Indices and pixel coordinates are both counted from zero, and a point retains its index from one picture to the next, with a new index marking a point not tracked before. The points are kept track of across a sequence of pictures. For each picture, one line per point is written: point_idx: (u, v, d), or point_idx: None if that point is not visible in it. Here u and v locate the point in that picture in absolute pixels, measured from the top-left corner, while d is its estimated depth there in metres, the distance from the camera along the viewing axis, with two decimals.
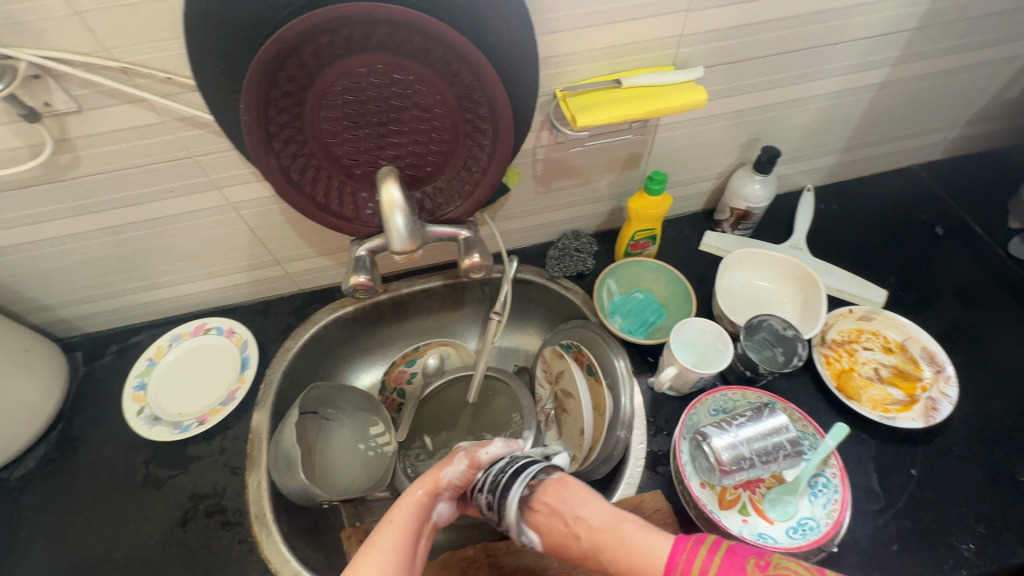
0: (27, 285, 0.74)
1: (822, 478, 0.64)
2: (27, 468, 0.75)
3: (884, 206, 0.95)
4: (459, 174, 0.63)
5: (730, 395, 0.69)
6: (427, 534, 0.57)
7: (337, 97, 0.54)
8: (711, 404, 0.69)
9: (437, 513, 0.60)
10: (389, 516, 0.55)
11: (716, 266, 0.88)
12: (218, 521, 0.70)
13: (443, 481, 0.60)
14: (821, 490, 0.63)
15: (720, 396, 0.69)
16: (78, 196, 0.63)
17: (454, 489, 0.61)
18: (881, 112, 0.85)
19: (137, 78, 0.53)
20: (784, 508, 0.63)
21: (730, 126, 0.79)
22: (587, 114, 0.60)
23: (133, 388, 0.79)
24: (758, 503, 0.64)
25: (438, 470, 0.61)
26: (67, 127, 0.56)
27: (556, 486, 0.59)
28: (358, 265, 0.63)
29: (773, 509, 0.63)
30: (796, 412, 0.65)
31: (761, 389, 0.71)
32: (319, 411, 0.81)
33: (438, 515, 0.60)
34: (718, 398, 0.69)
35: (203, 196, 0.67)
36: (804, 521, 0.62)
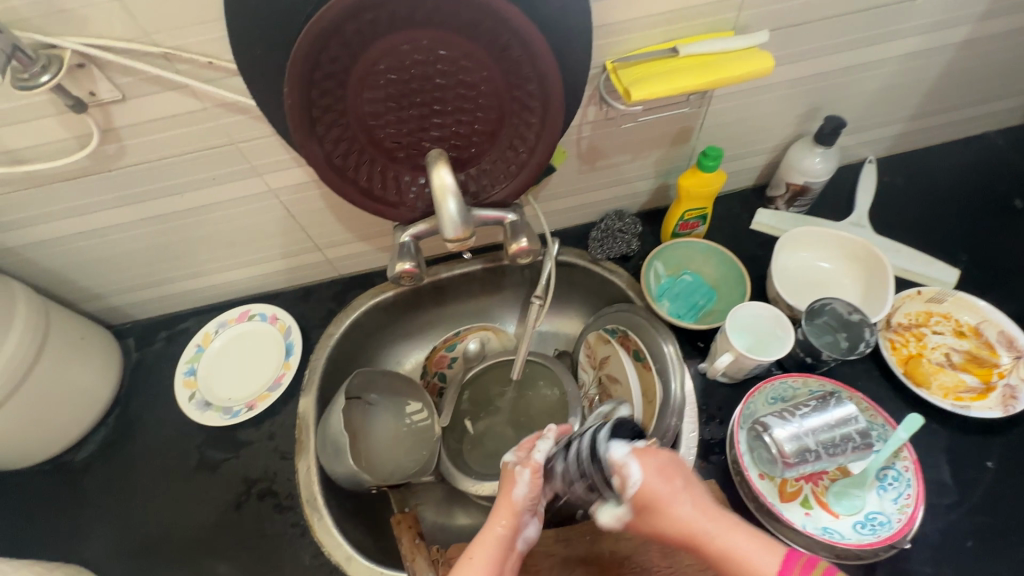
0: (80, 274, 0.76)
1: (892, 471, 0.60)
2: (89, 451, 0.78)
3: (955, 178, 0.88)
4: (504, 155, 0.60)
5: (790, 382, 0.65)
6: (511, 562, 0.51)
7: (380, 78, 0.52)
8: (769, 391, 0.66)
9: (524, 539, 0.54)
10: (468, 552, 0.49)
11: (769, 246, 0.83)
12: (271, 504, 0.72)
13: (519, 503, 0.53)
14: (892, 483, 0.60)
15: (777, 383, 0.66)
16: (125, 186, 0.63)
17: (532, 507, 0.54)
18: (958, 75, 0.77)
19: (179, 64, 0.52)
20: (851, 500, 0.60)
21: (790, 95, 0.73)
22: (641, 87, 0.56)
23: (183, 374, 0.80)
24: (822, 496, 0.62)
25: (508, 494, 0.54)
26: (111, 117, 0.55)
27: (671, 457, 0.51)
28: (403, 250, 0.61)
29: (838, 503, 0.60)
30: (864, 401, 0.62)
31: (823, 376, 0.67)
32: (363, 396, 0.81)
33: (526, 540, 0.54)
34: (777, 385, 0.65)
35: (245, 183, 0.66)
36: (872, 516, 0.59)
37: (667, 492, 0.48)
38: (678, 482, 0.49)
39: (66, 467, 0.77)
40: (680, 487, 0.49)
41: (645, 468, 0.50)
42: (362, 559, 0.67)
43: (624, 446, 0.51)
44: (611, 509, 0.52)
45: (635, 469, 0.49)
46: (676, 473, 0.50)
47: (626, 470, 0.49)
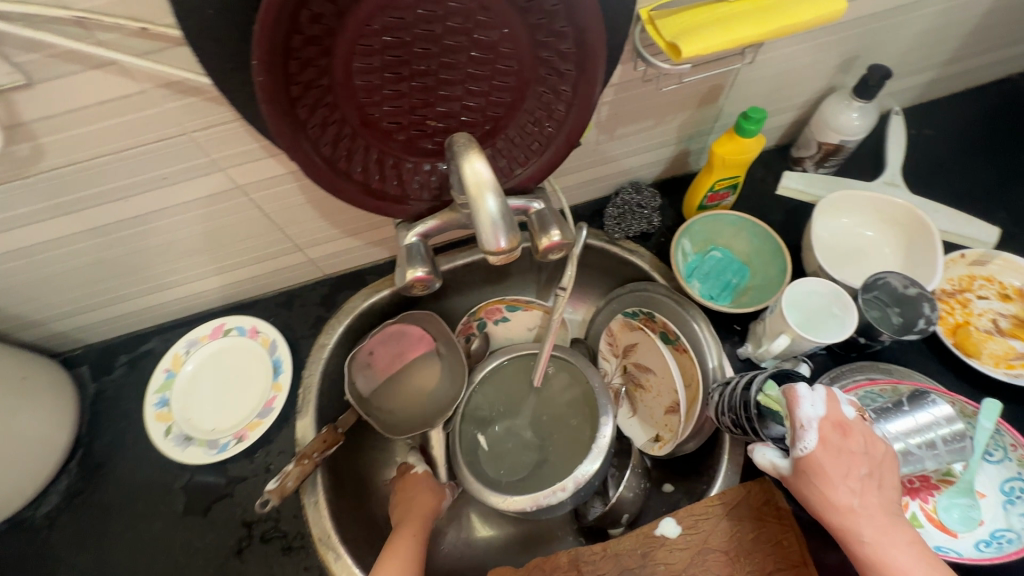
0: (9, 301, 0.63)
1: (1016, 481, 0.53)
2: (51, 505, 0.67)
3: (984, 127, 0.82)
4: (526, 131, 0.50)
5: (875, 390, 0.59)
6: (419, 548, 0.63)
7: (374, 40, 0.40)
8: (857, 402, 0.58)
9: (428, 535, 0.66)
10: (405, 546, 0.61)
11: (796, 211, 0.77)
12: (278, 546, 0.63)
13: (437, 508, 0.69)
14: (1019, 496, 0.52)
15: (860, 390, 0.59)
16: (50, 194, 0.50)
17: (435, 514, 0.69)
18: (1001, 13, 0.70)
19: (100, 33, 0.39)
20: (966, 515, 0.53)
21: (830, 43, 0.65)
22: (690, 40, 0.46)
23: (154, 406, 0.69)
24: (931, 513, 0.54)
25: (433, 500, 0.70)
26: (17, 108, 0.42)
27: (866, 441, 0.46)
28: (412, 254, 0.51)
29: (952, 519, 0.54)
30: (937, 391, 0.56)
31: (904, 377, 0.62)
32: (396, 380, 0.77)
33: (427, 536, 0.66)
34: (860, 394, 0.59)
35: (206, 180, 0.54)
36: (998, 533, 0.52)
37: (841, 479, 0.45)
38: (858, 472, 0.45)
39: (27, 526, 0.66)
40: (859, 481, 0.45)
41: (824, 445, 0.45)
42: None
43: (819, 409, 0.46)
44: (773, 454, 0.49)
45: (814, 438, 0.45)
46: (861, 462, 0.45)
47: (804, 434, 0.45)
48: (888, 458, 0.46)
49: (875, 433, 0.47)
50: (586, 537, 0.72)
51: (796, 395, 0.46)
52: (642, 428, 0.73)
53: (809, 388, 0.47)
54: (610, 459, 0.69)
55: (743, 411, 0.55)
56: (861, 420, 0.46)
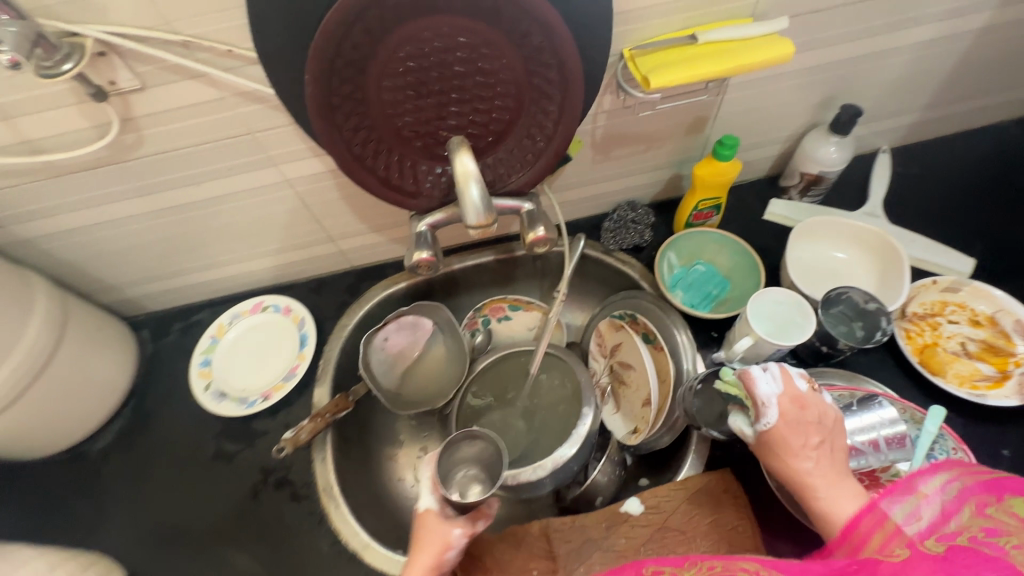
0: (97, 266, 0.76)
1: None
2: (106, 441, 0.79)
3: (970, 168, 0.87)
4: (521, 143, 0.60)
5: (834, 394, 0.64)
6: None
7: (400, 65, 0.51)
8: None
9: None
10: None
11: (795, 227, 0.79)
12: (287, 493, 0.72)
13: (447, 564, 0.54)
14: None
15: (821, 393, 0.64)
16: (143, 176, 0.64)
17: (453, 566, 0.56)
18: (977, 63, 0.76)
19: (198, 52, 0.52)
20: None
21: (810, 82, 0.73)
22: (660, 74, 0.56)
23: (199, 365, 0.81)
24: None
25: (439, 551, 0.54)
26: (131, 106, 0.55)
27: (817, 410, 0.51)
28: (420, 240, 0.61)
29: None
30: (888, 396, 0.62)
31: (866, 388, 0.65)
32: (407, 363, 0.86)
33: None
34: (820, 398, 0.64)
35: (262, 173, 0.66)
36: None
37: (798, 445, 0.49)
38: (813, 438, 0.49)
39: (85, 457, 0.78)
40: (812, 446, 0.49)
41: (784, 418, 0.50)
42: (378, 546, 0.68)
43: (774, 386, 0.52)
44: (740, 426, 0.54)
45: (774, 413, 0.51)
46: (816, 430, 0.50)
47: (767, 411, 0.51)
48: (838, 425, 0.51)
49: (826, 402, 0.52)
50: (562, 510, 0.78)
51: (751, 377, 0.53)
52: (623, 423, 0.79)
53: (762, 370, 0.53)
54: (590, 447, 0.76)
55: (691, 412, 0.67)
56: (813, 392, 0.52)
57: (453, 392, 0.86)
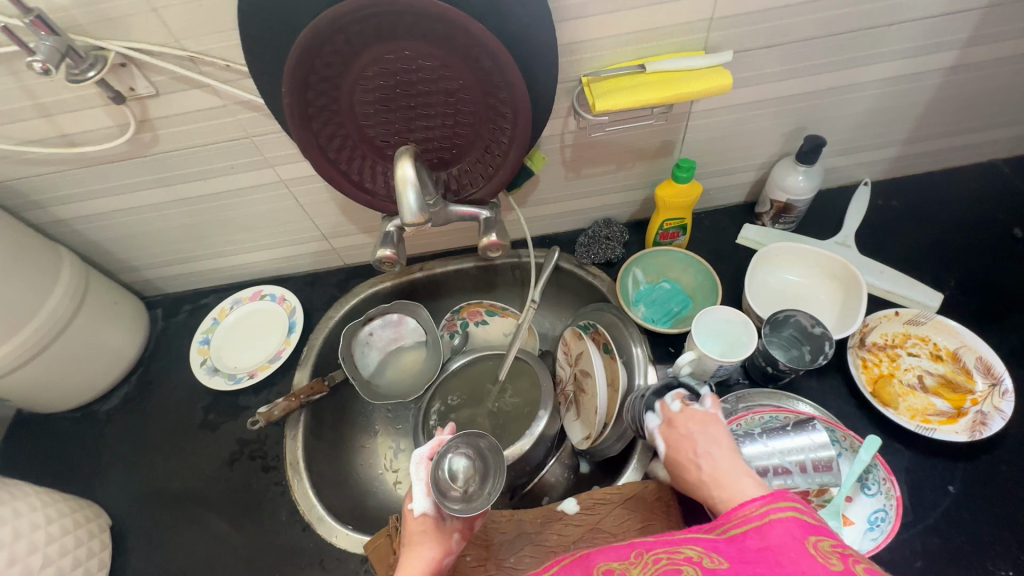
0: (120, 247, 0.87)
1: (880, 512, 0.59)
2: (113, 403, 0.88)
3: (952, 206, 0.87)
4: (482, 157, 0.66)
5: (775, 416, 0.65)
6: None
7: (369, 83, 0.58)
8: (756, 422, 0.65)
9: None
10: None
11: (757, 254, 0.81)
12: (259, 464, 0.79)
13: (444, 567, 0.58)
14: (877, 523, 0.59)
15: (765, 415, 0.66)
16: (158, 170, 0.73)
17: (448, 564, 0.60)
18: (952, 101, 0.77)
19: (202, 66, 0.61)
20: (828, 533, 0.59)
21: (776, 113, 0.75)
22: (606, 99, 0.62)
23: (199, 343, 0.90)
24: None
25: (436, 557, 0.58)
26: (147, 109, 0.65)
27: (688, 420, 0.57)
28: (387, 239, 0.67)
29: None
30: (827, 422, 0.63)
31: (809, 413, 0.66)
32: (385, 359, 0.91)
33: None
34: (763, 418, 0.65)
35: (259, 173, 0.75)
36: None
37: (683, 459, 0.54)
38: (692, 447, 0.54)
39: (93, 415, 0.87)
40: (693, 452, 0.54)
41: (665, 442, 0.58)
42: (332, 521, 0.74)
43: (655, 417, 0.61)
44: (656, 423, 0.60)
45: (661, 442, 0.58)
46: (692, 438, 0.55)
47: (656, 443, 0.59)
48: (715, 424, 0.56)
49: (697, 409, 0.58)
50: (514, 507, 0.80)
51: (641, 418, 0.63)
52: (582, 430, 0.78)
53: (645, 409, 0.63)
54: (547, 446, 0.80)
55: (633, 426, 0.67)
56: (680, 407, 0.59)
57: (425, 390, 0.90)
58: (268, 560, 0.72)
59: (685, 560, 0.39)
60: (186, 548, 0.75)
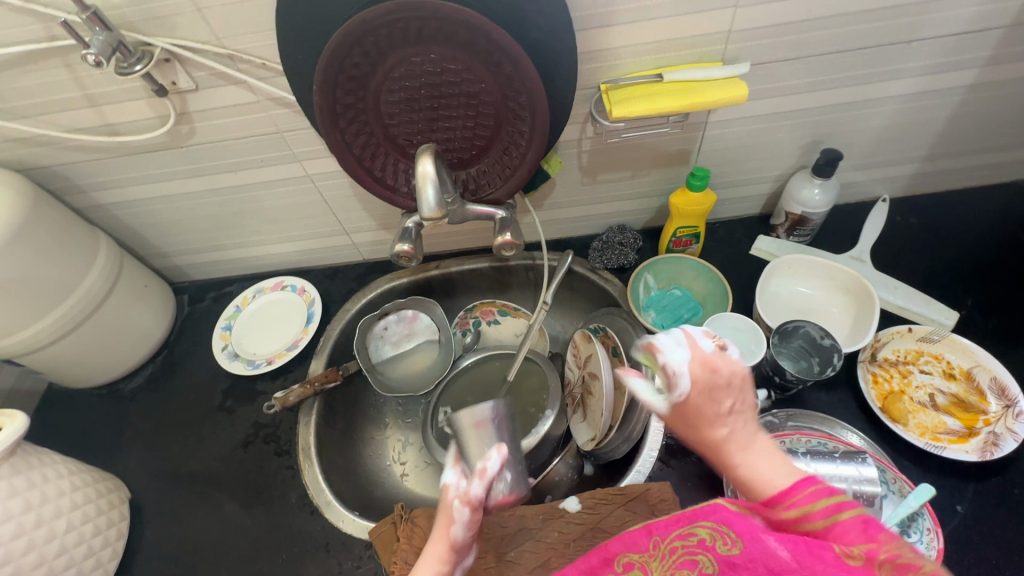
0: (152, 234, 0.91)
1: None
2: (138, 383, 0.92)
3: (973, 225, 0.86)
4: (501, 159, 0.68)
5: (825, 443, 0.65)
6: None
7: (395, 83, 0.61)
8: (804, 444, 0.65)
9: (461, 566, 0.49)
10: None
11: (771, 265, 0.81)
12: (273, 448, 0.82)
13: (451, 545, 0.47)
14: None
15: (814, 439, 0.66)
16: (193, 161, 0.77)
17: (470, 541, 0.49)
18: (973, 120, 0.77)
19: (240, 63, 0.64)
20: None
21: (793, 126, 0.76)
22: (624, 105, 0.63)
23: (221, 329, 0.93)
24: None
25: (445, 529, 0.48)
26: (186, 102, 0.69)
27: (735, 375, 0.46)
28: (405, 234, 0.68)
29: None
30: (879, 460, 0.63)
31: (848, 441, 0.66)
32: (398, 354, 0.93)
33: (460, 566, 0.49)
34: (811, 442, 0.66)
35: (287, 167, 0.78)
36: None
37: (708, 411, 0.45)
38: (722, 395, 0.45)
39: (118, 393, 0.91)
40: (719, 400, 0.45)
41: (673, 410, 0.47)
42: (339, 506, 0.76)
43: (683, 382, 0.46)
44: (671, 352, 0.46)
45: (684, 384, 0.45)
46: (730, 392, 0.45)
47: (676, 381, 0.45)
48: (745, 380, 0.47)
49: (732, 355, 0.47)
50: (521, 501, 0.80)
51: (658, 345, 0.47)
52: (588, 431, 0.78)
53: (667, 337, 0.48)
54: (551, 447, 0.82)
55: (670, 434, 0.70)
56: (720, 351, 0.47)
57: (434, 385, 0.92)
58: (276, 541, 0.75)
59: (698, 546, 0.41)
60: (200, 525, 0.78)
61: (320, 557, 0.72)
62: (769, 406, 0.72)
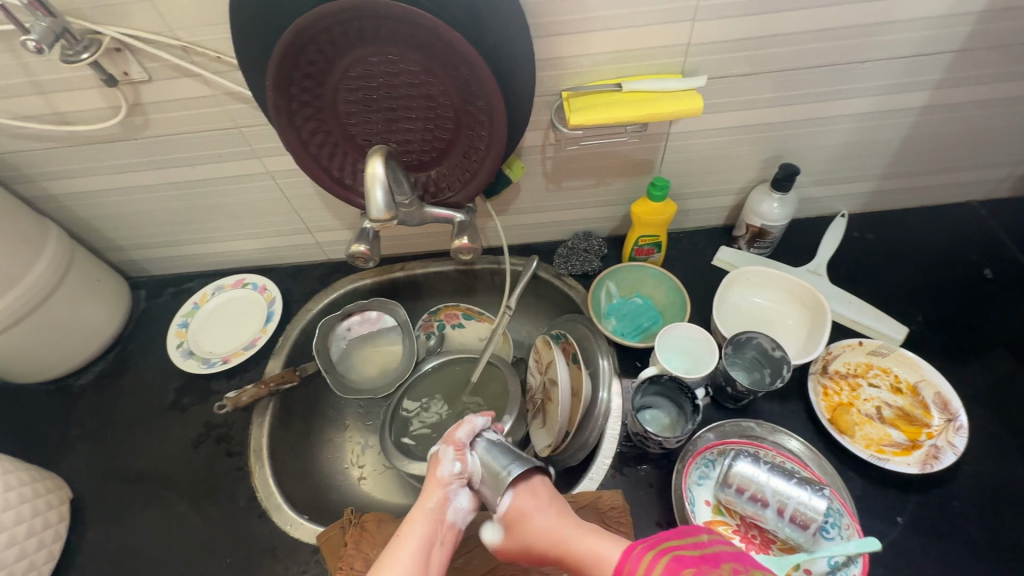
0: (107, 226, 0.89)
1: None
2: (87, 379, 0.89)
3: (926, 243, 0.88)
4: (461, 162, 0.67)
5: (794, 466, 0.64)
6: (442, 538, 0.58)
7: (352, 82, 0.61)
8: (775, 459, 0.65)
9: (455, 508, 0.60)
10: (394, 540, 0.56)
11: (729, 277, 0.83)
12: (224, 449, 0.80)
13: (438, 476, 0.61)
14: None
15: (787, 460, 0.65)
16: (149, 153, 0.75)
17: (460, 478, 0.61)
18: (926, 140, 0.79)
19: (194, 56, 0.63)
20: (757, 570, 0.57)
21: (753, 140, 0.77)
22: (582, 113, 0.64)
23: (177, 325, 0.91)
24: None
25: (434, 470, 0.63)
26: (140, 93, 0.67)
27: (529, 493, 0.59)
28: (362, 235, 0.67)
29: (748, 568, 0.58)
30: (842, 503, 0.61)
31: (818, 472, 0.66)
32: (359, 356, 0.92)
33: (457, 509, 0.60)
34: (784, 461, 0.65)
35: (246, 164, 0.77)
36: None
37: (527, 535, 0.57)
38: (535, 518, 0.57)
39: (66, 389, 0.88)
40: (537, 522, 0.57)
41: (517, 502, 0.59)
42: (289, 510, 0.74)
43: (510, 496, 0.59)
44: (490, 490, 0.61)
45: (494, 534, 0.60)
46: (536, 512, 0.58)
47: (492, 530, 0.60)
48: (533, 495, 0.59)
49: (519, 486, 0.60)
50: None
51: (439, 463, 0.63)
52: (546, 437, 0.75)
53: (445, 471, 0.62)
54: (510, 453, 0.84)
55: (624, 441, 0.72)
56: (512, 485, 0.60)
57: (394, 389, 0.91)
58: (222, 544, 0.73)
59: None
60: (144, 527, 0.76)
61: (266, 562, 0.71)
62: (722, 415, 0.73)
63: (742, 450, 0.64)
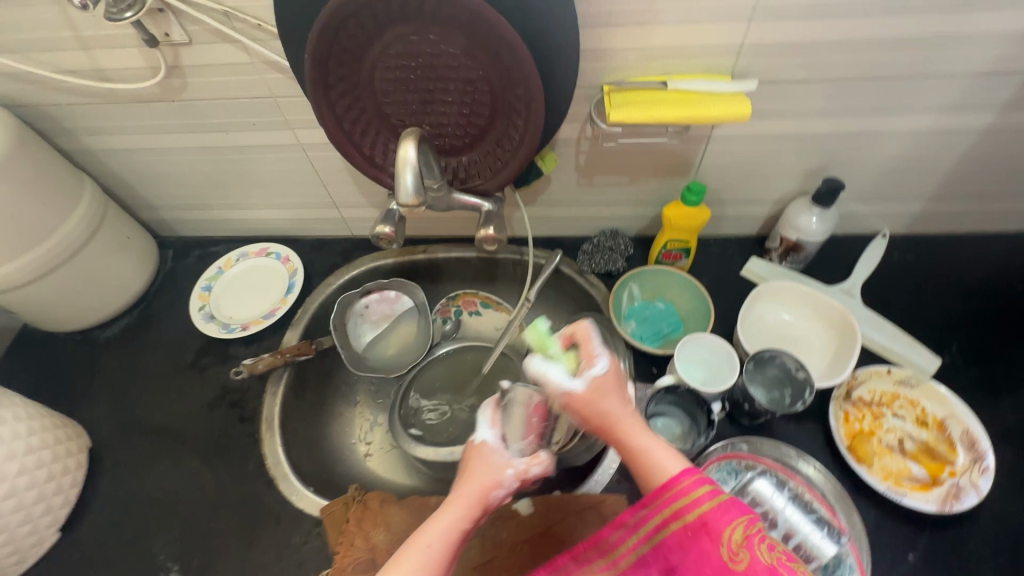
0: (140, 185, 0.90)
1: None
2: (111, 332, 0.92)
3: (970, 272, 0.84)
4: (493, 150, 0.66)
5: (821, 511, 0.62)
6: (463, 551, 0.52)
7: (391, 60, 0.59)
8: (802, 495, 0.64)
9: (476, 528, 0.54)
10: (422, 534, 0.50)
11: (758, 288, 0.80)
12: (237, 413, 0.82)
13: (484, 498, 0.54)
14: None
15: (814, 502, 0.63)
16: (185, 116, 0.75)
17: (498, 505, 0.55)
18: (984, 165, 0.75)
19: (235, 22, 0.62)
20: None
21: (799, 151, 0.74)
22: (623, 109, 0.61)
23: (200, 288, 0.92)
24: None
25: (480, 486, 0.54)
26: (179, 56, 0.67)
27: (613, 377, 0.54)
28: (388, 216, 0.67)
29: None
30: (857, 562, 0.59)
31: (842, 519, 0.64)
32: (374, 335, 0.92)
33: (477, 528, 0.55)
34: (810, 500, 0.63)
35: (279, 134, 0.77)
36: None
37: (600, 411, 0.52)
38: (613, 395, 0.53)
39: (91, 340, 0.91)
40: (617, 399, 0.53)
41: (589, 393, 0.52)
42: (295, 480, 0.75)
43: (581, 382, 0.53)
44: (559, 374, 0.53)
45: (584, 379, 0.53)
46: (615, 390, 0.53)
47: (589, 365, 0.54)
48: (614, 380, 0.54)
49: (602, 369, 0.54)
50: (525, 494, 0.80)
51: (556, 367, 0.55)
52: None
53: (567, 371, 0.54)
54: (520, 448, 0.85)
55: None
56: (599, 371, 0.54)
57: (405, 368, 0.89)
58: (229, 506, 0.75)
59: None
60: (156, 481, 0.78)
61: (271, 529, 0.72)
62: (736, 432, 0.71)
63: (770, 473, 0.64)
